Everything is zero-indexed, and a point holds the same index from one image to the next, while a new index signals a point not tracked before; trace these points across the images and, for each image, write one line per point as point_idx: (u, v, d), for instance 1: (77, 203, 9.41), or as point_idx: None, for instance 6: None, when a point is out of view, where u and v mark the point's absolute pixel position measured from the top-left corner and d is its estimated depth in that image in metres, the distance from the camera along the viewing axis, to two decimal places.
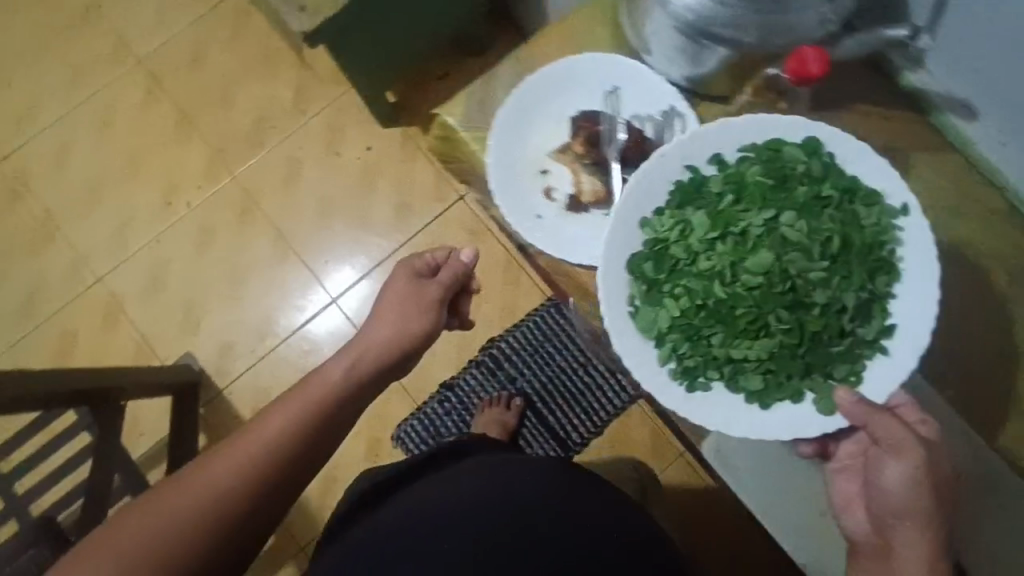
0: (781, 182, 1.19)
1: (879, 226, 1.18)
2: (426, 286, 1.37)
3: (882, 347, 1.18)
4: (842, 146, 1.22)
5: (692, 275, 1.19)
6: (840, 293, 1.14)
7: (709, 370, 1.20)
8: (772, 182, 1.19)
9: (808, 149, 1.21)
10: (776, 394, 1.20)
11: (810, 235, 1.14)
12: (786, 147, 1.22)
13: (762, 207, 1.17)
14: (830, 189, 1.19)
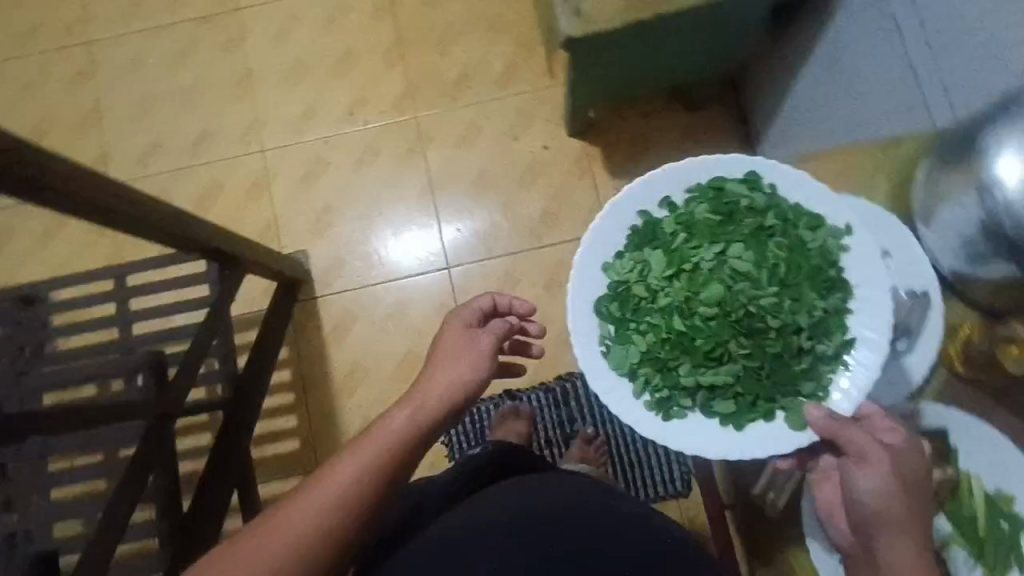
0: (728, 216, 1.32)
1: (826, 247, 1.29)
2: (479, 332, 1.35)
3: (843, 363, 1.27)
4: (783, 173, 1.32)
5: (655, 311, 1.31)
6: (793, 311, 1.27)
7: (682, 399, 1.29)
8: (718, 218, 1.33)
9: (749, 183, 1.34)
10: (749, 415, 1.28)
11: (758, 264, 1.29)
12: (729, 184, 1.35)
13: (712, 242, 1.31)
14: (774, 219, 1.32)
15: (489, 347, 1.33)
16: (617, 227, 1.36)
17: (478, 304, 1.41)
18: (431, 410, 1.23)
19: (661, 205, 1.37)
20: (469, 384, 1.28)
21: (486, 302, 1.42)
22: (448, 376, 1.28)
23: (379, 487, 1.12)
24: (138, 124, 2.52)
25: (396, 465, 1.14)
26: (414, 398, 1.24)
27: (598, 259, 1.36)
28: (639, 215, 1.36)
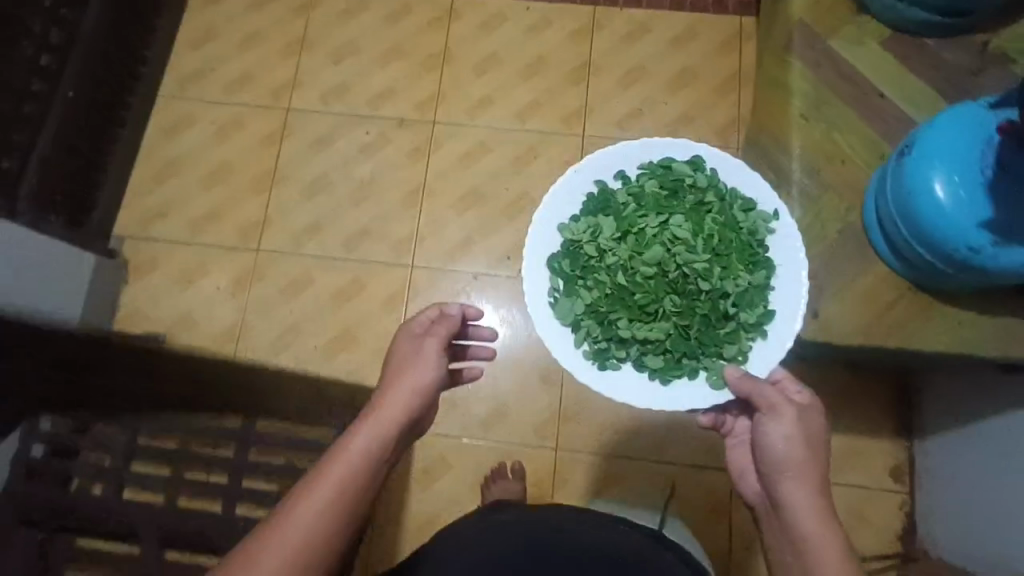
0: (673, 193, 1.51)
1: (752, 226, 1.48)
2: (425, 344, 1.36)
3: (762, 331, 1.43)
4: (724, 160, 1.53)
5: (602, 269, 1.46)
6: (724, 278, 1.44)
7: (618, 351, 1.43)
8: (664, 192, 1.52)
9: (693, 165, 1.54)
10: (676, 371, 1.42)
11: (694, 234, 1.46)
12: (676, 165, 1.54)
13: (658, 210, 1.49)
14: (711, 198, 1.51)
15: (437, 364, 1.35)
16: (577, 194, 1.52)
17: (428, 315, 1.40)
18: (384, 428, 1.25)
19: (616, 179, 1.55)
20: (420, 400, 1.31)
21: (437, 314, 1.39)
22: (396, 396, 1.29)
23: (338, 499, 1.15)
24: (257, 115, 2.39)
25: (351, 484, 1.18)
26: (368, 415, 1.27)
27: (557, 218, 1.50)
28: (597, 185, 1.53)
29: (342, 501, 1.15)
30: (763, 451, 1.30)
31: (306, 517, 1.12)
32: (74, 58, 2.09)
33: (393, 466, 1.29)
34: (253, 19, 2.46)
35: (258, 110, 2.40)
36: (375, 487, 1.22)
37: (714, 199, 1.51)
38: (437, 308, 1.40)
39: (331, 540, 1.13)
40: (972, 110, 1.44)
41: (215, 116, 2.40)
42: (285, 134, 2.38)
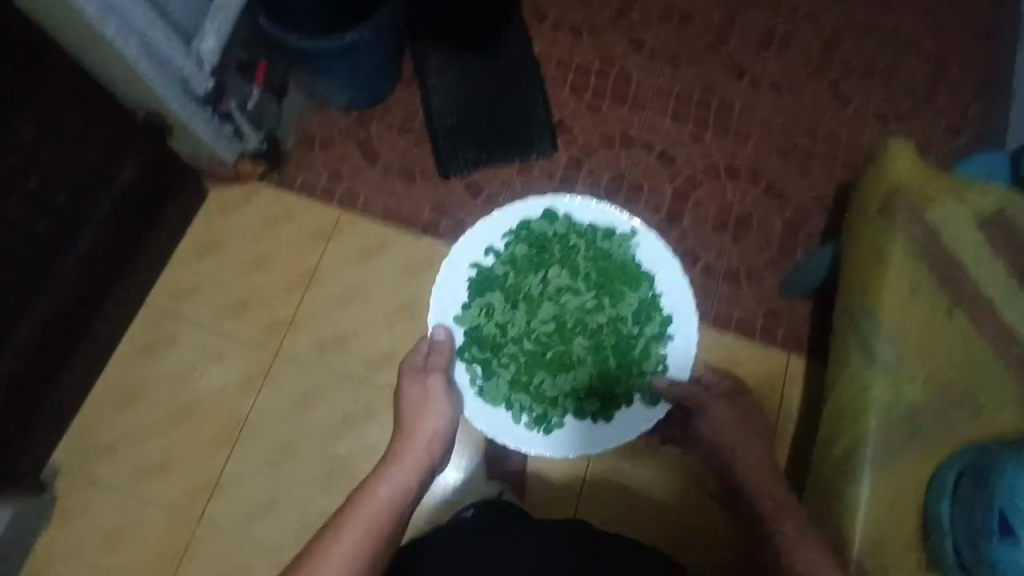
0: (540, 251, 1.83)
1: (620, 247, 1.82)
2: (432, 387, 1.63)
3: (669, 336, 1.76)
4: (577, 201, 1.85)
5: (509, 342, 1.81)
6: (593, 293, 1.83)
7: (553, 413, 1.76)
8: (534, 248, 1.84)
9: (546, 218, 1.84)
10: (614, 405, 1.75)
11: (576, 274, 1.84)
12: (540, 220, 1.84)
13: (542, 279, 1.84)
14: (576, 240, 1.84)
15: (441, 338, 1.71)
16: (462, 278, 1.81)
17: (430, 348, 1.70)
18: (412, 463, 1.49)
19: (484, 259, 1.83)
20: (430, 450, 1.54)
21: (437, 347, 1.69)
22: (418, 443, 1.53)
23: (379, 514, 1.34)
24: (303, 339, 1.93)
25: (393, 481, 1.43)
26: (387, 465, 1.46)
27: (454, 320, 1.80)
28: (473, 266, 1.82)
29: (381, 507, 1.36)
30: (720, 458, 1.52)
31: (377, 509, 1.35)
32: (42, 300, 1.67)
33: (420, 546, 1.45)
34: (254, 242, 2.03)
35: (241, 349, 1.92)
36: (402, 520, 1.39)
37: (582, 234, 1.84)
38: (439, 333, 1.70)
39: (385, 524, 1.33)
40: (1005, 554, 1.09)
41: (197, 342, 1.92)
42: (263, 384, 1.89)
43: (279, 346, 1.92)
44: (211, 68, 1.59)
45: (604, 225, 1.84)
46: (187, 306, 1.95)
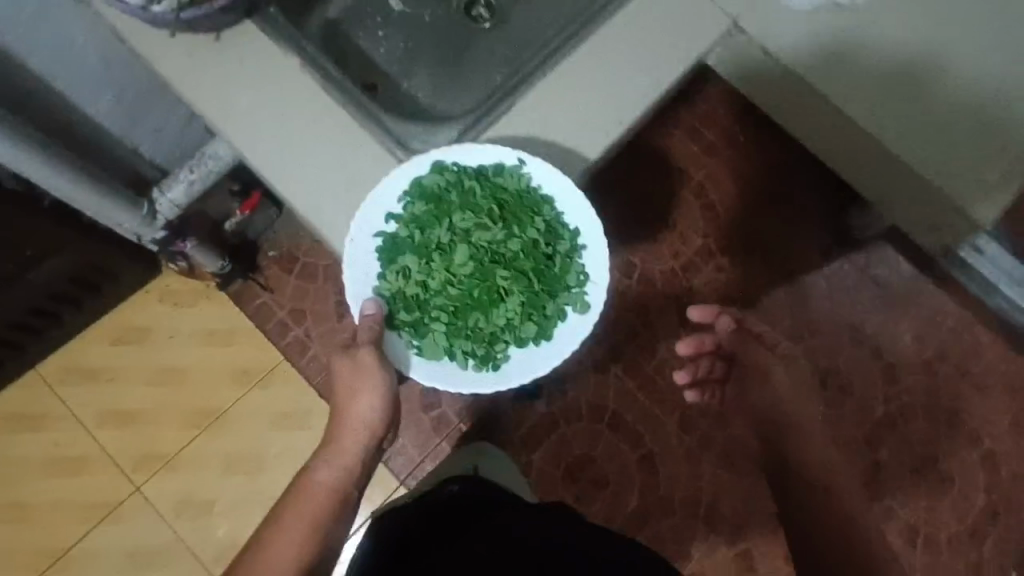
0: (441, 199, 1.07)
1: (517, 190, 1.08)
2: (369, 364, 1.02)
3: (579, 246, 1.08)
4: (454, 149, 1.06)
5: (434, 296, 1.08)
6: (507, 226, 1.10)
7: (496, 343, 1.06)
8: (432, 206, 1.07)
9: (437, 170, 1.06)
10: (547, 322, 1.07)
11: (468, 200, 1.09)
12: (425, 176, 1.06)
13: (438, 217, 1.08)
14: (466, 181, 1.08)
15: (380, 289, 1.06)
16: (366, 256, 1.06)
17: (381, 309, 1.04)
18: (337, 462, 1.00)
19: (390, 226, 1.07)
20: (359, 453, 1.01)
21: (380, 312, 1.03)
22: (346, 437, 1.02)
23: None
24: (172, 482, 1.71)
25: (302, 527, 0.93)
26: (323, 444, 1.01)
27: (367, 292, 1.06)
28: (377, 236, 1.06)
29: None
30: (773, 419, 1.24)
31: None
32: None
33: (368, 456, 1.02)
34: (177, 351, 1.79)
35: (101, 468, 1.72)
36: (342, 492, 0.98)
37: (471, 169, 1.08)
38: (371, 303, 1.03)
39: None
40: None
41: (62, 442, 1.72)
42: (103, 521, 1.68)
43: (139, 484, 1.71)
44: (164, 221, 1.34)
45: (504, 169, 1.07)
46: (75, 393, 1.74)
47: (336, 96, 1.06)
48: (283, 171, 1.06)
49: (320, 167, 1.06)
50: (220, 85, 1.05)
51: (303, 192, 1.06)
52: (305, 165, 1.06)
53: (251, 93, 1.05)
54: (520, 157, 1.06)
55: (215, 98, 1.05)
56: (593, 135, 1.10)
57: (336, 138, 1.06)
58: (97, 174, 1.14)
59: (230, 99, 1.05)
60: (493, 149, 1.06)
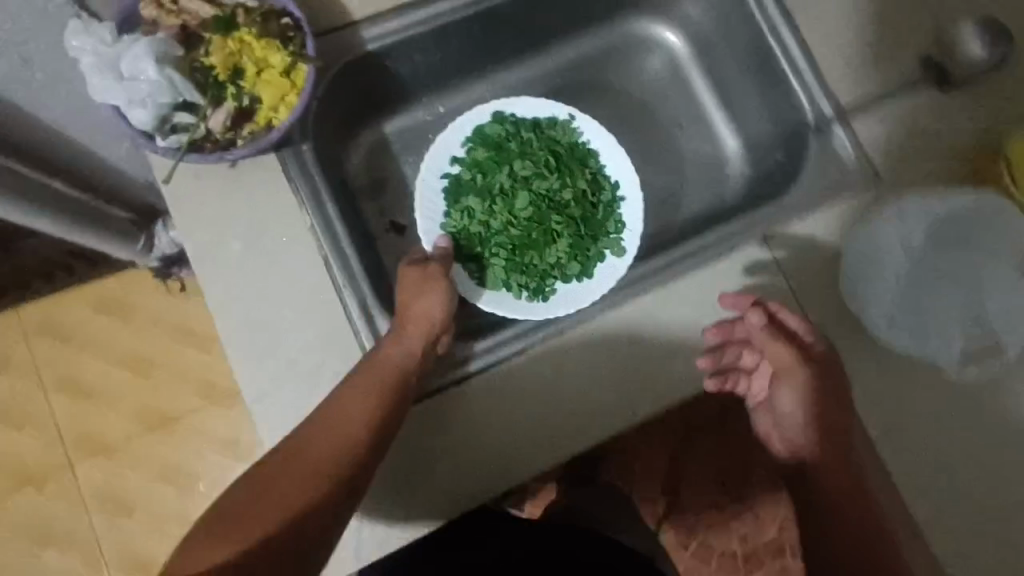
0: (498, 149, 1.00)
1: (568, 148, 1.01)
2: (436, 280, 0.83)
3: (617, 193, 1.00)
4: (522, 105, 1.02)
5: (502, 228, 0.99)
6: (562, 175, 1.00)
7: (562, 269, 0.95)
8: (496, 150, 1.00)
9: (496, 120, 1.00)
10: (591, 258, 0.95)
11: (521, 151, 1.00)
12: (487, 126, 1.00)
13: (502, 159, 1.00)
14: (524, 134, 1.01)
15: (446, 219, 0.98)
16: (433, 195, 0.98)
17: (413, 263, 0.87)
18: (410, 339, 0.77)
19: (455, 168, 1.00)
20: (435, 327, 0.80)
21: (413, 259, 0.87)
22: (411, 332, 0.77)
23: (322, 468, 0.68)
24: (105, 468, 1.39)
25: (366, 400, 0.72)
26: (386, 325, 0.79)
27: (432, 229, 0.97)
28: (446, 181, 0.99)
29: (337, 469, 0.68)
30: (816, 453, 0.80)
31: (329, 472, 0.68)
32: None
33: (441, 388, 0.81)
34: (147, 340, 1.43)
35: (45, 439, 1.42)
36: (394, 390, 0.74)
37: (526, 123, 1.02)
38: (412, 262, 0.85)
39: (329, 520, 0.66)
40: None
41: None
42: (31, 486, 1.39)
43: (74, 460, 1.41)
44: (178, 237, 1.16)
45: (554, 123, 1.02)
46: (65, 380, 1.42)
47: (348, 304, 0.79)
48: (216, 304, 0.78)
49: (301, 391, 0.77)
50: (219, 235, 0.79)
51: (266, 417, 0.76)
52: (284, 377, 0.77)
53: (254, 258, 0.79)
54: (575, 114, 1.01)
55: (209, 249, 0.78)
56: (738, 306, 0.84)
57: (329, 357, 0.78)
58: (85, 215, 1.00)
59: (225, 254, 0.78)
60: (559, 105, 1.02)
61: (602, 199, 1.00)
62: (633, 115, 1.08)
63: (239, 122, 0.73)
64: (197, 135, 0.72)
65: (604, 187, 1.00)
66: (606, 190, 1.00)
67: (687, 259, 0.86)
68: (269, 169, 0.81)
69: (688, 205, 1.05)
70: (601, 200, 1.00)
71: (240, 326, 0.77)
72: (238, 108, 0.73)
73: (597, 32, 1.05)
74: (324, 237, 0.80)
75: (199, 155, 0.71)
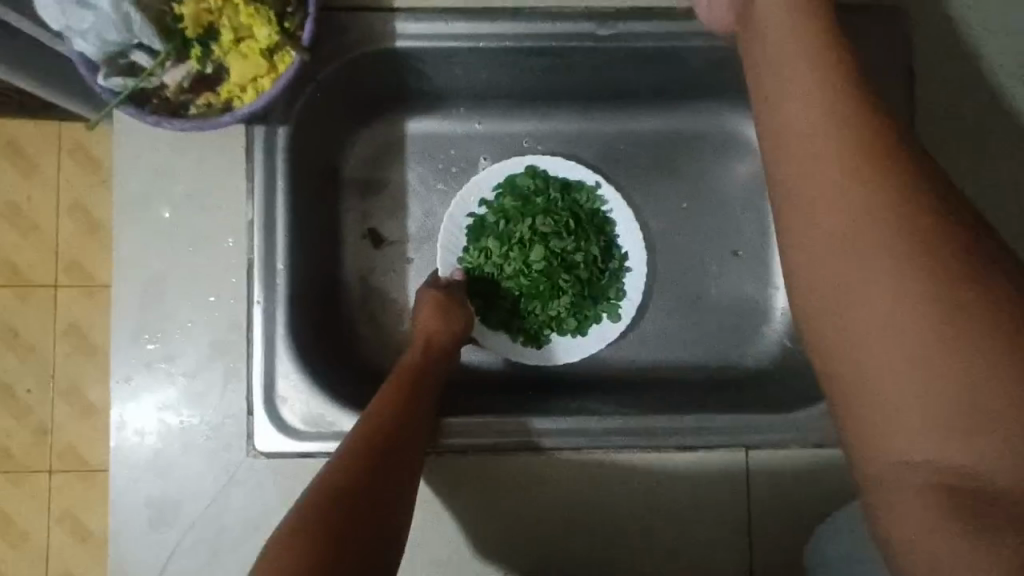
0: (525, 200, 0.84)
1: (585, 213, 0.85)
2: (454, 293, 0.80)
3: (622, 268, 0.86)
4: (557, 159, 0.86)
5: (512, 281, 0.84)
6: (577, 239, 0.84)
7: (559, 324, 0.84)
8: (519, 200, 0.84)
9: (530, 173, 0.85)
10: (588, 316, 0.85)
11: (550, 207, 0.84)
12: (519, 176, 0.85)
13: (522, 207, 0.84)
14: (553, 191, 0.85)
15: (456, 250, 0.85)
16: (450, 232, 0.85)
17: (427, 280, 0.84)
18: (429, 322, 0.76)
19: (476, 209, 0.86)
20: (450, 327, 0.77)
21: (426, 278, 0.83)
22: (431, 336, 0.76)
23: (367, 461, 0.59)
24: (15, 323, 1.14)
25: (387, 397, 0.66)
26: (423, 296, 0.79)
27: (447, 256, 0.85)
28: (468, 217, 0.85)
29: (388, 467, 0.60)
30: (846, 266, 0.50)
31: (376, 469, 0.59)
32: None
33: (510, 444, 0.72)
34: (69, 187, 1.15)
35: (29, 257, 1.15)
36: (408, 390, 0.68)
37: (553, 179, 0.86)
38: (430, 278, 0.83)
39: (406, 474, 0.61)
40: None
41: None
42: None
43: (63, 285, 1.15)
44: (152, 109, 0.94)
45: (577, 186, 0.86)
46: (72, 195, 1.15)
47: (255, 321, 0.70)
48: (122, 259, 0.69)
49: (169, 389, 0.69)
50: (148, 192, 0.69)
51: (128, 403, 0.69)
52: (158, 369, 0.69)
53: (179, 233, 0.69)
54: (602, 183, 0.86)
55: (133, 203, 0.69)
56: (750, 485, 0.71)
57: (211, 363, 0.70)
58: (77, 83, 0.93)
59: (149, 214, 0.69)
60: (580, 168, 0.86)
61: (606, 268, 0.86)
62: (686, 219, 0.89)
63: (200, 86, 0.63)
64: (147, 86, 0.61)
65: (611, 259, 0.86)
66: (610, 263, 0.86)
67: (641, 429, 0.72)
68: (231, 143, 0.70)
69: (699, 352, 0.87)
70: (602, 267, 0.85)
71: (134, 296, 0.69)
72: (205, 72, 0.62)
73: (686, 108, 0.88)
74: (259, 242, 0.70)
75: (136, 112, 0.60)
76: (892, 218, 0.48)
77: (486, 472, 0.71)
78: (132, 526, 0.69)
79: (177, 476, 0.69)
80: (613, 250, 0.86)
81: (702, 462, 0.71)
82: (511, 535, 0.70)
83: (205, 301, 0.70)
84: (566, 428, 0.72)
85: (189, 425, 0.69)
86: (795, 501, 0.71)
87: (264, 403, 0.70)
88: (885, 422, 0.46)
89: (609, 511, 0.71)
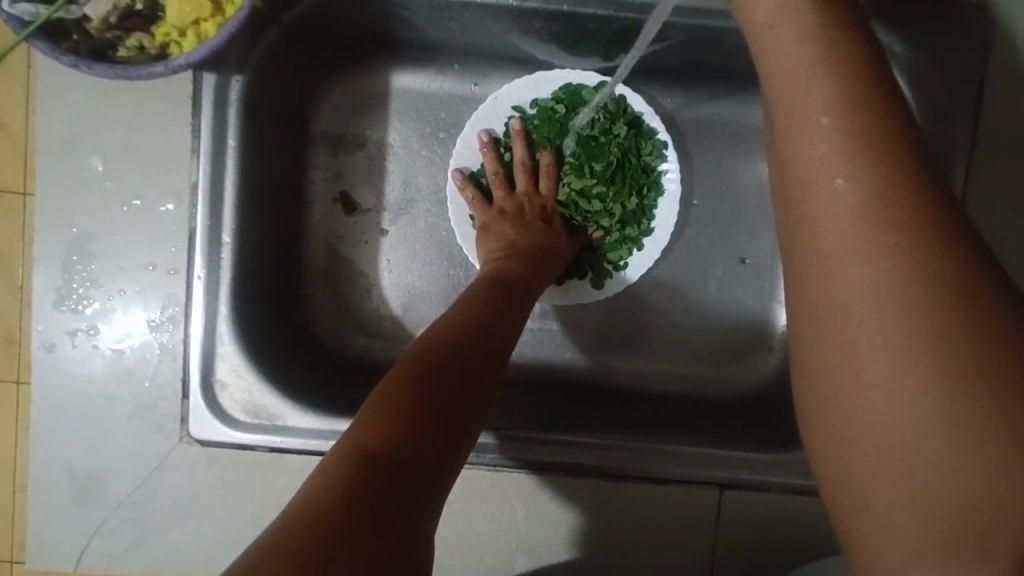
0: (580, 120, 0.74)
1: (637, 161, 0.75)
2: (548, 198, 0.73)
3: (637, 238, 0.75)
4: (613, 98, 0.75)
5: None
6: (604, 188, 0.74)
7: None
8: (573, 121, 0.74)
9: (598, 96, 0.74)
10: (575, 272, 0.76)
11: (602, 142, 0.74)
12: (593, 96, 0.74)
13: (568, 124, 0.74)
14: (615, 123, 0.74)
15: (477, 157, 0.76)
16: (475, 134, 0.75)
17: (492, 176, 0.73)
18: (523, 226, 0.70)
19: (528, 106, 0.75)
20: (540, 234, 0.70)
21: (491, 170, 0.73)
22: (519, 237, 0.70)
23: (433, 371, 0.52)
24: None
25: (467, 311, 0.59)
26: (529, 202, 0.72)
27: (467, 156, 0.76)
28: (510, 116, 0.75)
29: (491, 349, 0.57)
30: (874, 274, 0.40)
31: (459, 371, 0.53)
32: None
33: (529, 460, 0.66)
34: None
35: None
36: (494, 304, 0.61)
37: (622, 113, 0.74)
38: (462, 179, 0.74)
39: (477, 398, 0.54)
40: None
41: None
42: None
43: None
44: None
45: (646, 134, 0.75)
46: None
47: (195, 291, 0.63)
48: (51, 213, 0.62)
49: (95, 362, 0.63)
50: (81, 143, 0.63)
51: (49, 377, 0.63)
52: (85, 338, 0.63)
53: (112, 191, 0.63)
54: (659, 123, 0.75)
55: (62, 155, 0.62)
56: (727, 513, 0.65)
57: (141, 334, 0.63)
58: None
59: (81, 167, 0.63)
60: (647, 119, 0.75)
61: (623, 231, 0.75)
62: (691, 218, 0.79)
63: (129, 24, 0.56)
64: (64, 16, 0.53)
65: (634, 223, 0.75)
66: (631, 228, 0.75)
67: (607, 448, 0.66)
68: (174, 96, 0.63)
69: (689, 365, 0.79)
70: (619, 232, 0.75)
71: (62, 257, 0.63)
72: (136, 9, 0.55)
73: (707, 88, 0.77)
74: (202, 209, 0.63)
75: (45, 44, 0.51)
76: (897, 267, 0.40)
77: (472, 483, 0.66)
78: (52, 498, 0.63)
79: (105, 452, 0.63)
80: (643, 216, 0.75)
81: (668, 494, 0.65)
82: (461, 541, 0.66)
83: (138, 264, 0.63)
84: (569, 440, 0.67)
85: (115, 400, 0.63)
86: (765, 537, 0.66)
87: (199, 378, 0.63)
88: (860, 450, 0.41)
89: (567, 525, 0.66)
